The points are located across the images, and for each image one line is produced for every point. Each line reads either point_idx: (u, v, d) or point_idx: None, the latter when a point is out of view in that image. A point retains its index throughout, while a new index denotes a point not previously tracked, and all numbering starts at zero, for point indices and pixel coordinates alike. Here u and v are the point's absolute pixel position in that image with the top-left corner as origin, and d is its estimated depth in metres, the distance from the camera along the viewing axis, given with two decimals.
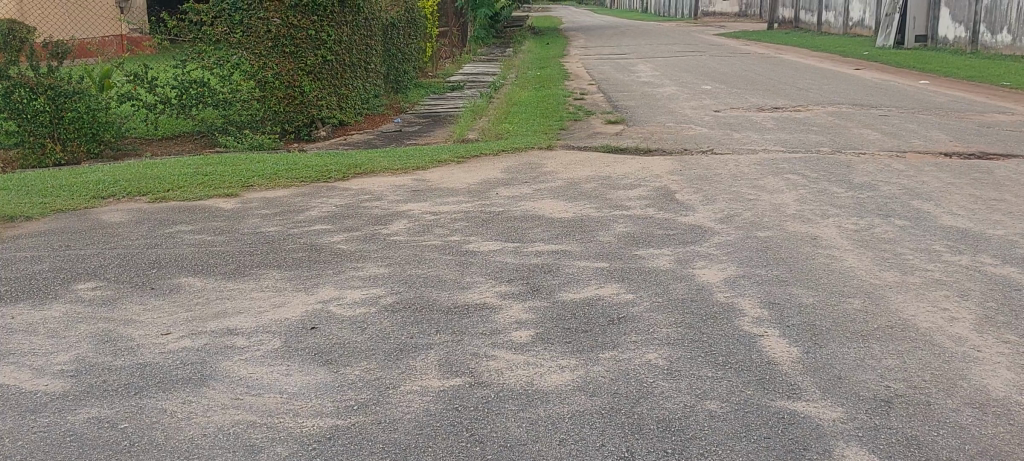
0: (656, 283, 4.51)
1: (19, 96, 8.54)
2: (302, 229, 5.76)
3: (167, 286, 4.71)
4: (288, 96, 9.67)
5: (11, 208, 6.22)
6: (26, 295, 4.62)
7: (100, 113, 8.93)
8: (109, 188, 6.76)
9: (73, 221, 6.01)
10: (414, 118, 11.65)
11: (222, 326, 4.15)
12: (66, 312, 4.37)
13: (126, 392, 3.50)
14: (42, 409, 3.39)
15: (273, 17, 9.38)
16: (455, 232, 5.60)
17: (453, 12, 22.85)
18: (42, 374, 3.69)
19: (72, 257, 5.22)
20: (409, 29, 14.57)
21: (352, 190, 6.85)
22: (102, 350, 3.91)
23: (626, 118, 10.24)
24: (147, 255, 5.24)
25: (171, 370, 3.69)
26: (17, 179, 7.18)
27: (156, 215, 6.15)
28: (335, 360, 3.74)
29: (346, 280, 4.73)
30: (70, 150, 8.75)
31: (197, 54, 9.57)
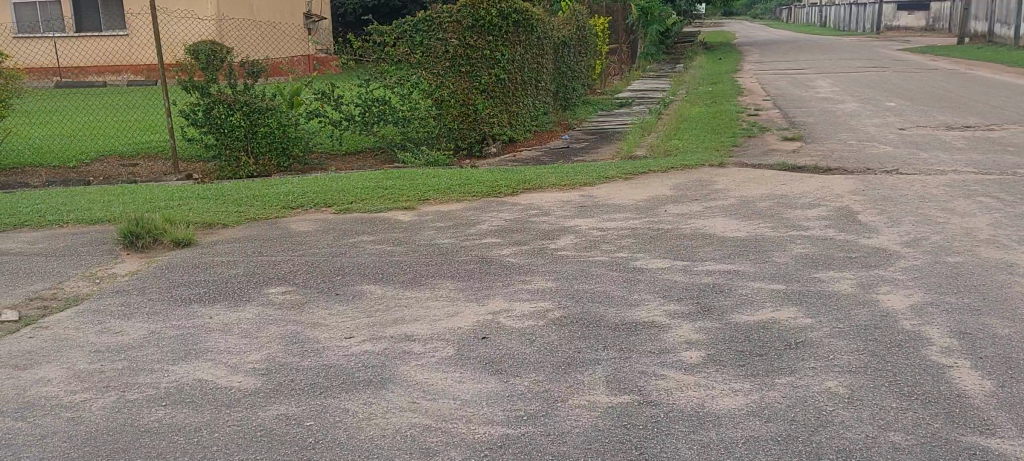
0: (836, 309, 4.34)
1: (218, 112, 9.18)
2: (474, 242, 5.92)
3: (348, 292, 4.95)
4: (462, 114, 9.97)
5: (210, 216, 6.71)
6: (223, 296, 4.98)
7: (290, 129, 9.48)
8: (297, 200, 7.17)
9: (264, 230, 6.42)
10: (582, 135, 11.72)
11: (399, 332, 4.33)
12: (257, 314, 4.68)
13: (312, 391, 3.71)
14: (237, 404, 3.64)
15: (451, 38, 9.75)
16: (624, 249, 5.61)
17: (624, 28, 22.81)
18: (236, 371, 3.96)
19: (264, 263, 5.58)
20: (579, 47, 14.72)
21: (522, 205, 6.97)
22: (290, 350, 4.16)
23: (803, 135, 9.91)
24: (331, 263, 5.52)
25: (353, 372, 3.88)
26: (216, 188, 7.75)
27: (339, 226, 6.48)
28: (505, 370, 3.82)
29: (515, 293, 4.82)
30: (262, 164, 9.37)
31: (379, 74, 10.02)
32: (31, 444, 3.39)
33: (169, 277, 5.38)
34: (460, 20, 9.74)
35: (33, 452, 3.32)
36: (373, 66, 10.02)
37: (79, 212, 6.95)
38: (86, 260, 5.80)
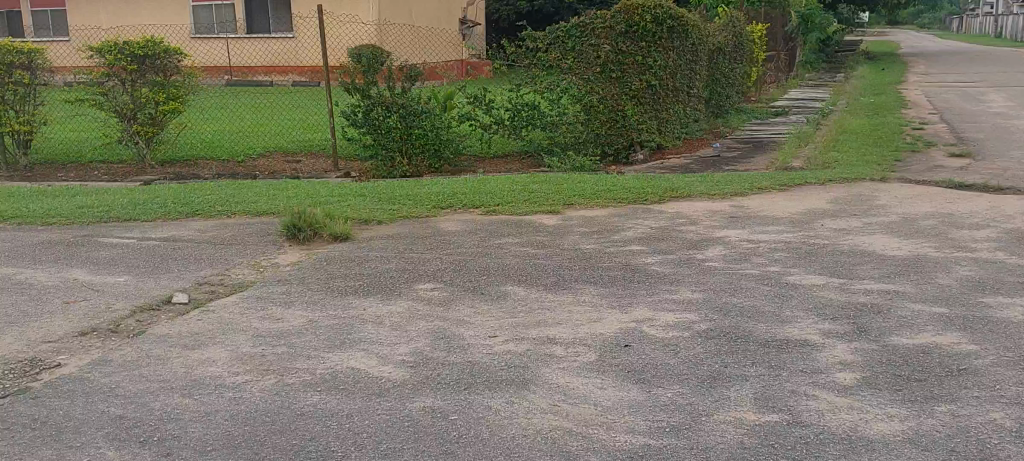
0: (1005, 337, 4.08)
1: (377, 114, 9.51)
2: (619, 248, 5.90)
3: (494, 292, 5.03)
4: (610, 120, 9.98)
5: (364, 213, 6.96)
6: (375, 290, 5.15)
7: (443, 131, 9.70)
8: (447, 200, 7.34)
9: (415, 228, 6.61)
10: (734, 144, 11.48)
11: (543, 334, 4.36)
12: (407, 308, 4.82)
13: (457, 387, 3.79)
14: (385, 394, 3.76)
15: (603, 43, 9.83)
16: (774, 262, 5.46)
17: (782, 36, 22.16)
18: (386, 362, 4.10)
19: (414, 260, 5.74)
20: (735, 54, 14.42)
21: (669, 213, 6.89)
22: (437, 345, 4.27)
23: (973, 151, 9.36)
24: (478, 263, 5.63)
25: (496, 370, 3.94)
26: (371, 186, 8.02)
27: (486, 226, 6.60)
28: (648, 380, 3.79)
29: (661, 302, 4.77)
30: (415, 164, 9.62)
31: (531, 79, 10.16)
32: (197, 420, 3.62)
33: (326, 269, 5.62)
34: (613, 26, 9.78)
35: (199, 428, 3.55)
36: (525, 71, 10.19)
37: (245, 205, 7.35)
38: (251, 250, 6.13)
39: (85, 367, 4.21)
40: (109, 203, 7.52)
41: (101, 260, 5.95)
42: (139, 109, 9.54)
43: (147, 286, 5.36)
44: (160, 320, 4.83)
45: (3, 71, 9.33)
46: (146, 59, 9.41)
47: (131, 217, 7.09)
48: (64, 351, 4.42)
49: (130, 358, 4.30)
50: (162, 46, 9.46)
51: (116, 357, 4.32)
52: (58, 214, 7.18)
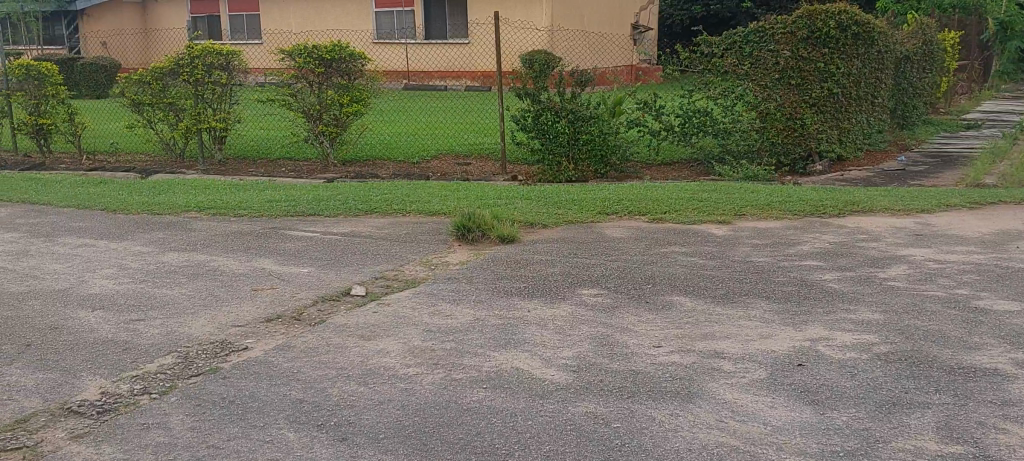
0: None
1: (546, 119, 9.61)
2: (793, 263, 5.70)
3: (660, 302, 4.97)
4: (787, 128, 9.72)
5: (531, 216, 7.04)
6: (541, 293, 5.20)
7: (610, 137, 9.65)
8: (614, 206, 7.32)
9: (582, 232, 6.63)
10: (920, 157, 10.86)
11: (710, 347, 4.28)
12: (571, 313, 4.84)
13: (622, 394, 3.77)
14: (549, 396, 3.79)
15: (784, 49, 9.66)
16: (963, 285, 5.13)
17: (976, 44, 20.79)
18: (550, 365, 4.13)
19: (579, 264, 5.76)
20: (924, 62, 13.65)
21: (847, 228, 6.60)
22: (601, 351, 4.26)
23: None
24: (645, 271, 5.59)
25: (661, 381, 3.90)
26: (539, 190, 8.10)
27: (653, 234, 6.54)
28: (820, 401, 3.65)
29: (836, 321, 4.58)
30: (581, 169, 9.63)
31: (703, 84, 10.04)
32: (370, 408, 3.78)
33: (494, 270, 5.72)
34: (794, 31, 9.62)
35: (372, 416, 3.71)
36: (699, 76, 10.08)
37: (419, 204, 7.59)
38: (423, 247, 6.33)
39: (269, 351, 4.48)
40: (293, 198, 7.96)
41: (286, 252, 6.30)
42: (324, 110, 10.04)
43: (327, 278, 5.63)
44: (339, 311, 5.06)
45: (204, 73, 10.05)
46: (332, 63, 9.90)
47: (312, 212, 7.47)
48: (251, 335, 4.72)
49: (310, 345, 4.54)
50: (347, 50, 9.93)
51: (298, 343, 4.57)
52: (246, 207, 7.66)
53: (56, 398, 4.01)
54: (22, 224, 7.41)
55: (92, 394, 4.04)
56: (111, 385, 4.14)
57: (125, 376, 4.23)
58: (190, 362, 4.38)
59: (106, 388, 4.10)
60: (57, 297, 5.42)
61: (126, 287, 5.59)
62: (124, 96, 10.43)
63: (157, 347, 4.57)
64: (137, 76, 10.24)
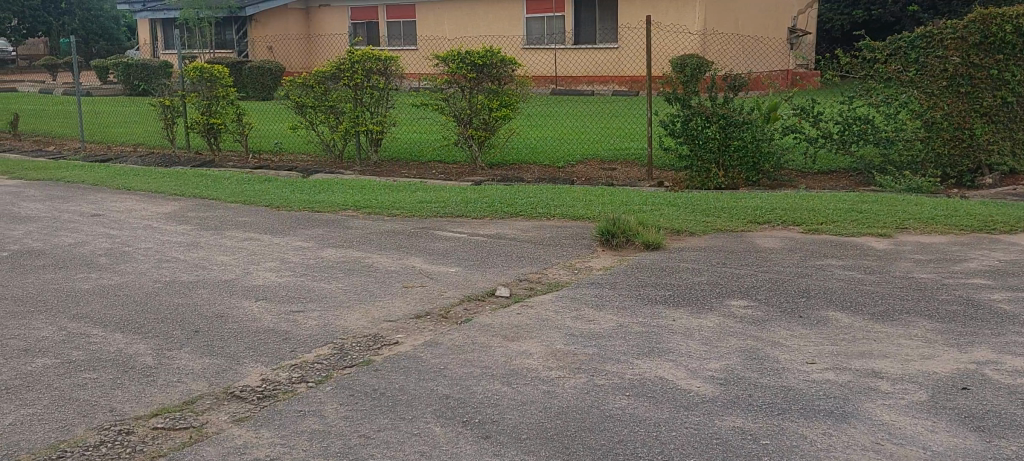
0: None
1: (696, 124, 9.46)
2: (959, 280, 5.40)
3: (813, 317, 4.81)
4: (955, 138, 9.16)
5: (679, 223, 6.96)
6: (689, 302, 5.13)
7: (763, 144, 9.38)
8: (766, 215, 7.14)
9: (732, 242, 6.49)
10: None
11: (866, 366, 4.11)
12: (718, 324, 4.75)
13: (771, 410, 3.68)
14: (695, 408, 3.74)
15: (953, 55, 9.16)
16: None
17: None
18: (696, 376, 4.07)
19: (729, 274, 5.66)
20: None
21: (1021, 247, 6.19)
22: (750, 365, 4.17)
23: None
24: (798, 284, 5.42)
25: (813, 399, 3.77)
26: (688, 197, 7.99)
27: (807, 245, 6.34)
28: (988, 429, 3.44)
29: (1007, 345, 4.30)
30: (731, 176, 9.40)
31: (865, 91, 9.71)
32: (514, 408, 3.84)
33: (638, 276, 5.68)
34: (965, 36, 9.09)
35: (516, 415, 3.76)
36: (860, 82, 9.78)
37: (565, 208, 7.64)
38: (568, 251, 6.36)
39: (418, 347, 4.62)
40: (442, 199, 8.17)
41: (435, 251, 6.46)
42: (474, 114, 10.24)
43: (474, 278, 5.74)
44: (485, 310, 5.15)
45: (363, 77, 10.46)
46: (484, 68, 10.09)
47: (460, 213, 7.64)
48: (401, 330, 4.88)
49: (457, 343, 4.64)
50: (499, 56, 10.08)
51: (445, 341, 4.69)
52: (398, 207, 7.91)
53: (221, 382, 4.27)
54: (194, 217, 7.92)
55: (254, 381, 4.27)
56: (271, 372, 4.36)
57: (284, 364, 4.45)
58: (344, 353, 4.57)
59: (266, 375, 4.33)
60: (224, 287, 5.76)
61: (286, 279, 5.88)
62: (289, 99, 10.99)
63: (315, 338, 4.79)
64: (301, 80, 10.77)
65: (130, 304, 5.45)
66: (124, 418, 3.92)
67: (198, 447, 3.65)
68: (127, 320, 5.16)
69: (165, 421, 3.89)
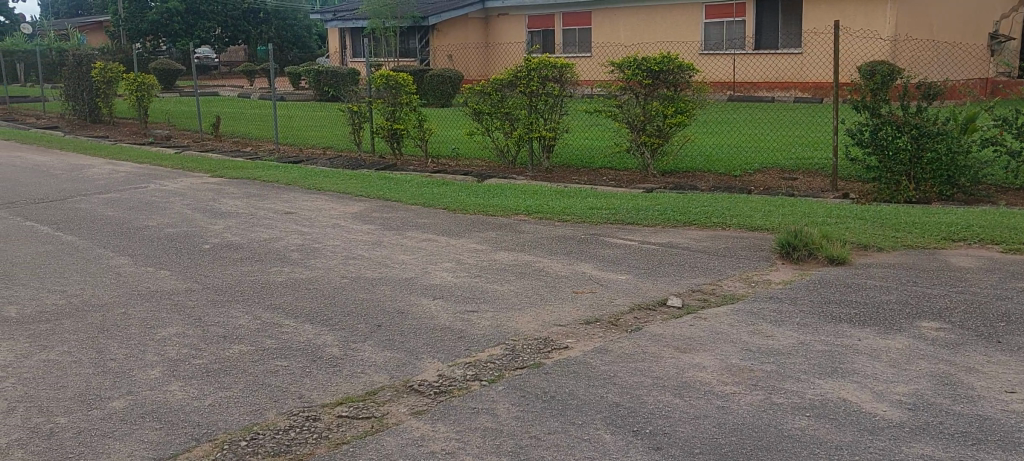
0: None
1: (886, 134, 9.01)
2: None
3: (1014, 343, 4.47)
4: None
5: (864, 237, 6.66)
6: (874, 322, 4.88)
7: (960, 156, 8.80)
8: (961, 232, 6.70)
9: (922, 259, 6.14)
10: None
11: None
12: (907, 346, 4.50)
13: (965, 441, 3.45)
14: (879, 432, 3.56)
15: None
16: None
17: None
18: (881, 399, 3.87)
19: (919, 294, 5.35)
20: None
21: None
22: (942, 391, 3.93)
23: None
24: (996, 307, 5.05)
25: (1014, 431, 3.51)
26: (875, 211, 7.61)
27: (1007, 266, 5.90)
28: None
29: None
30: (923, 190, 8.88)
31: None
32: (686, 421, 3.78)
33: (819, 292, 5.47)
34: None
35: (688, 429, 3.71)
36: None
37: (741, 218, 7.45)
38: (744, 264, 6.20)
39: (589, 353, 4.63)
40: (615, 206, 8.16)
41: (607, 258, 6.46)
42: (648, 121, 10.13)
43: (645, 287, 5.70)
44: (656, 320, 5.10)
45: (539, 84, 10.61)
46: (660, 75, 10.03)
47: (632, 220, 7.60)
48: (572, 335, 4.90)
49: (628, 351, 4.62)
50: (677, 62, 9.98)
51: (616, 348, 4.68)
52: (570, 212, 7.97)
53: (401, 375, 4.44)
54: (376, 217, 8.27)
55: (431, 376, 4.42)
56: (446, 369, 4.50)
57: (458, 362, 4.58)
58: (516, 354, 4.64)
59: (442, 371, 4.47)
60: (404, 285, 5.98)
61: (462, 280, 6.05)
62: (468, 105, 11.31)
63: (488, 338, 4.89)
64: (480, 87, 11.06)
65: (318, 297, 5.76)
66: (312, 405, 4.14)
67: (378, 436, 3.81)
68: (314, 312, 5.45)
69: (348, 410, 4.08)
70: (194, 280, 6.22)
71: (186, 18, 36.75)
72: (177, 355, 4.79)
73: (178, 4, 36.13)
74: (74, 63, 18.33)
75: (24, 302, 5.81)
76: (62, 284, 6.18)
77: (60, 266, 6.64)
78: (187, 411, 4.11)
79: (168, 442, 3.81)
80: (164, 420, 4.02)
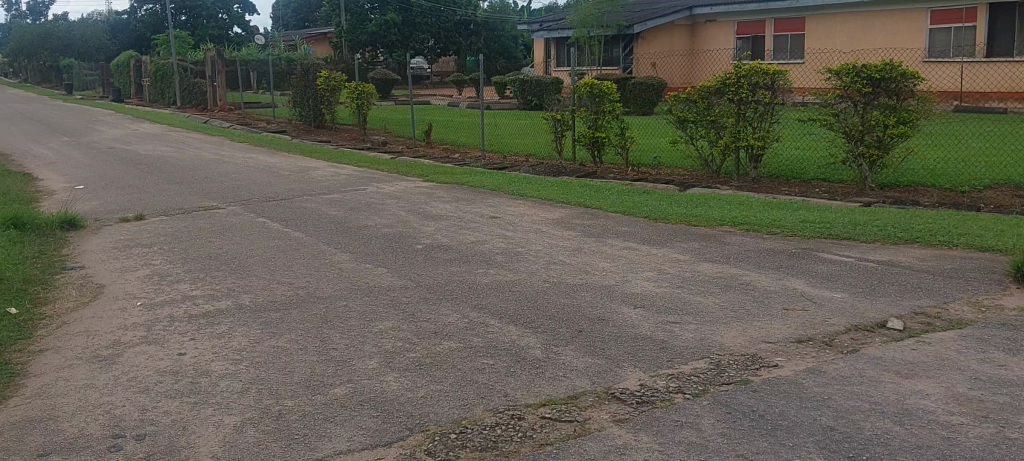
0: None
1: None
2: None
3: None
4: None
5: None
6: None
7: None
8: None
9: None
10: None
11: None
12: None
13: None
14: None
15: None
16: None
17: None
18: None
19: None
20: None
21: None
22: None
23: None
24: None
25: None
26: None
27: None
28: None
29: None
30: None
31: None
32: (907, 450, 3.56)
33: None
34: None
35: (910, 459, 3.49)
36: None
37: (969, 237, 6.94)
38: (973, 286, 5.77)
39: (800, 372, 4.46)
40: (829, 220, 7.82)
41: (819, 274, 6.20)
42: (867, 131, 9.65)
43: (861, 306, 5.42)
44: (874, 343, 4.84)
45: (748, 91, 10.32)
46: (881, 82, 9.50)
47: (846, 236, 7.25)
48: (782, 353, 4.74)
49: (843, 374, 4.41)
50: (900, 69, 9.42)
51: (829, 369, 4.48)
52: (780, 225, 7.71)
53: (603, 382, 4.44)
54: (578, 224, 8.33)
55: (633, 385, 4.40)
56: (650, 379, 4.46)
57: (661, 373, 4.53)
58: (721, 370, 4.54)
59: (645, 381, 4.43)
60: (606, 292, 6.00)
61: (664, 290, 5.99)
62: (674, 113, 11.21)
63: (693, 351, 4.81)
64: (686, 95, 10.93)
65: (523, 300, 5.87)
66: (516, 404, 4.22)
67: (582, 441, 3.83)
68: (519, 315, 5.57)
69: (552, 412, 4.13)
70: (407, 278, 6.52)
71: (402, 30, 38.60)
72: (392, 348, 5.03)
73: (394, 16, 38.07)
74: (301, 72, 19.70)
75: (256, 292, 6.29)
76: (289, 277, 6.65)
77: (287, 260, 7.15)
78: (400, 401, 4.31)
79: (383, 430, 4.01)
80: (380, 409, 4.23)
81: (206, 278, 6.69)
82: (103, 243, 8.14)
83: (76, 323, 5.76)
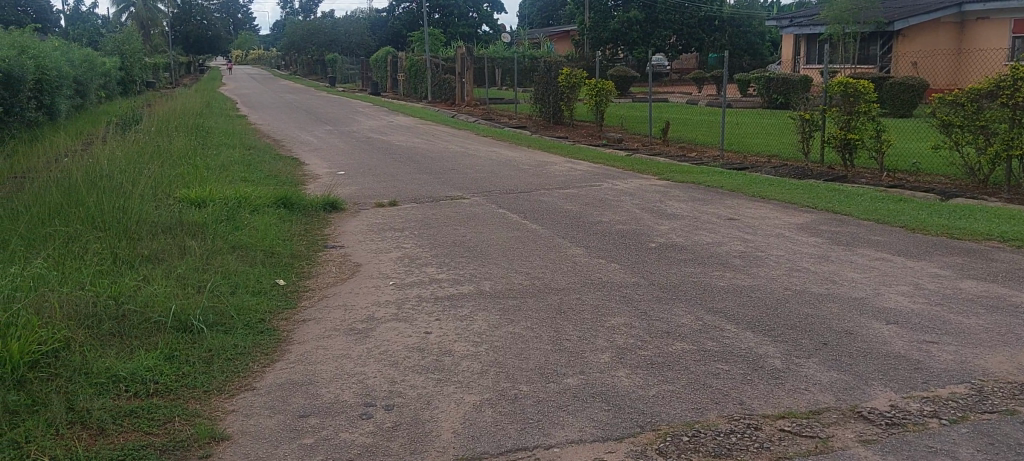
0: None
1: None
2: None
3: None
4: None
5: None
6: None
7: None
8: None
9: None
10: None
11: None
12: None
13: None
14: None
15: None
16: None
17: None
18: None
19: None
20: None
21: None
22: None
23: None
24: None
25: None
26: None
27: None
28: None
29: None
30: None
31: None
32: None
33: None
34: None
35: None
36: None
37: None
38: None
39: None
40: None
41: None
42: None
43: None
44: None
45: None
46: None
47: None
48: None
49: None
50: None
51: None
52: None
53: (848, 400, 4.22)
54: (824, 230, 7.96)
55: (882, 405, 4.15)
56: (901, 400, 4.19)
57: (915, 395, 4.24)
58: (984, 397, 4.17)
59: (896, 402, 4.17)
60: (853, 304, 5.69)
61: (919, 306, 5.59)
62: (937, 116, 10.44)
63: (951, 373, 4.46)
64: (951, 97, 10.12)
65: (761, 307, 5.69)
66: (753, 414, 4.11)
67: (824, 458, 3.67)
68: (758, 321, 5.41)
69: (791, 425, 3.98)
70: (642, 275, 6.52)
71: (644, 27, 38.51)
72: (624, 344, 5.05)
73: (638, 14, 38.01)
74: (544, 69, 20.15)
75: (496, 279, 6.53)
76: (527, 267, 6.83)
77: (525, 251, 7.35)
78: (634, 397, 4.31)
79: (615, 424, 4.03)
80: (612, 403, 4.26)
81: (450, 263, 7.01)
82: (361, 225, 8.75)
83: (334, 297, 6.25)
